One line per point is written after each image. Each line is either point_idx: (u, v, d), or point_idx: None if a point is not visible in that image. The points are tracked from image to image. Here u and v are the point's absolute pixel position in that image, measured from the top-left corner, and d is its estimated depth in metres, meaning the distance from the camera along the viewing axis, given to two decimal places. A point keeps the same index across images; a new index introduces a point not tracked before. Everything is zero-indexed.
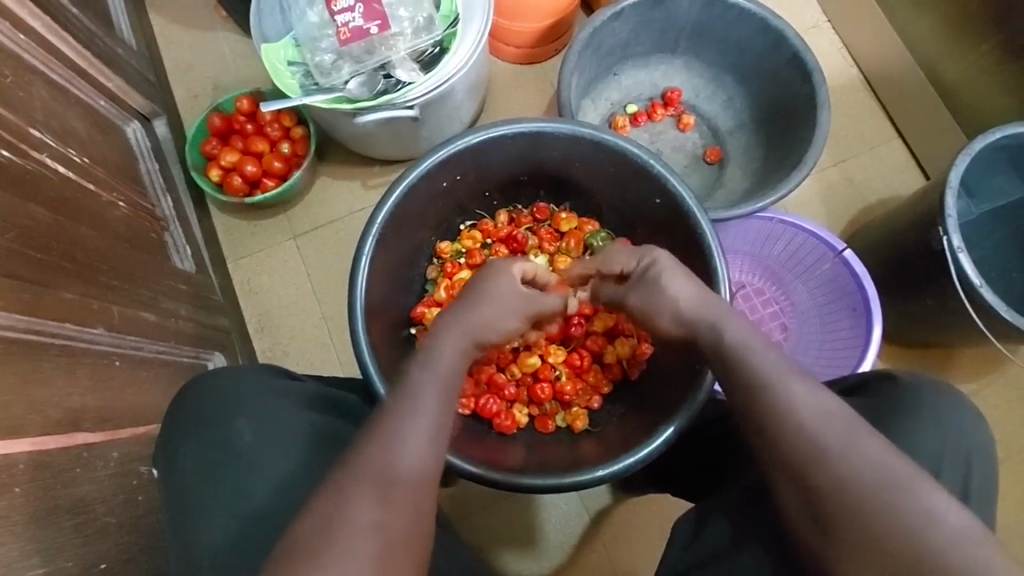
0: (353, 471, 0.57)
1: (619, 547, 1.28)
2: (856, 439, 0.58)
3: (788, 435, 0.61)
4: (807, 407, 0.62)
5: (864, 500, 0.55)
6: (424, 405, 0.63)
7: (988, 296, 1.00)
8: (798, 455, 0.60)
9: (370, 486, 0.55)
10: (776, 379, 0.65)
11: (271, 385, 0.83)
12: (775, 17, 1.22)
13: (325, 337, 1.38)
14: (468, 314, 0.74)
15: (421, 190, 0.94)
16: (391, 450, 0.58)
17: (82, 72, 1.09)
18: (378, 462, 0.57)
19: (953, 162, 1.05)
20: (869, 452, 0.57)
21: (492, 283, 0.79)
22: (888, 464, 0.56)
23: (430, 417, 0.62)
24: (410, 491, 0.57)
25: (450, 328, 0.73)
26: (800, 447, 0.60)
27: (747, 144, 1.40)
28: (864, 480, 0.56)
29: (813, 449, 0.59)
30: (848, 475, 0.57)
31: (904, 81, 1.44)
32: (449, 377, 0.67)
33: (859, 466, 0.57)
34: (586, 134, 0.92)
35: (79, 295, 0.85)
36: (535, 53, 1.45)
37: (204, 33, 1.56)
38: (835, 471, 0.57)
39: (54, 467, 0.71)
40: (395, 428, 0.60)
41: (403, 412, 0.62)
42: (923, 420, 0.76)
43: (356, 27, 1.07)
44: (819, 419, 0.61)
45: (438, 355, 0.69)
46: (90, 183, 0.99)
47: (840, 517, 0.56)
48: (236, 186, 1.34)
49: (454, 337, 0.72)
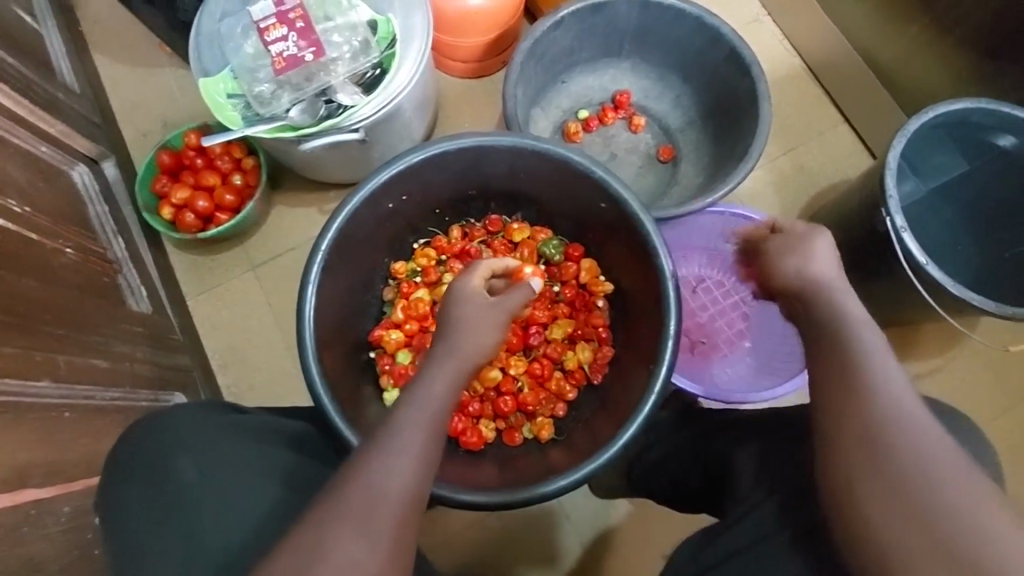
0: (338, 506, 0.56)
1: (603, 553, 1.27)
2: (929, 427, 0.57)
3: (853, 411, 0.60)
4: (877, 389, 0.60)
5: (924, 485, 0.54)
6: (408, 440, 0.60)
7: (935, 273, 1.02)
8: (862, 432, 0.59)
9: (350, 521, 0.55)
10: (869, 352, 0.63)
11: (223, 422, 0.82)
12: (710, 15, 1.24)
13: (292, 367, 1.36)
14: (457, 345, 0.69)
15: (366, 214, 0.93)
16: (377, 478, 0.58)
17: (21, 119, 1.08)
18: (362, 498, 0.56)
19: (890, 143, 1.07)
20: (929, 438, 0.56)
21: (459, 308, 0.73)
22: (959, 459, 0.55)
23: (417, 445, 0.61)
24: (395, 524, 0.57)
25: (436, 364, 0.67)
26: (862, 420, 0.59)
27: (698, 140, 1.42)
28: (922, 462, 0.55)
29: (884, 425, 0.58)
30: (913, 459, 0.55)
31: (845, 68, 1.48)
32: (438, 410, 0.64)
33: (919, 447, 0.56)
34: (526, 145, 0.92)
35: (22, 347, 0.83)
36: (482, 67, 1.46)
37: (150, 69, 1.55)
38: (897, 449, 0.56)
39: (3, 527, 0.69)
40: (380, 459, 0.59)
41: (390, 442, 0.60)
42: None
43: (291, 55, 1.07)
44: (888, 403, 0.59)
45: (426, 388, 0.65)
46: (33, 232, 0.97)
47: (890, 499, 0.55)
48: (189, 223, 1.33)
49: (443, 370, 0.67)
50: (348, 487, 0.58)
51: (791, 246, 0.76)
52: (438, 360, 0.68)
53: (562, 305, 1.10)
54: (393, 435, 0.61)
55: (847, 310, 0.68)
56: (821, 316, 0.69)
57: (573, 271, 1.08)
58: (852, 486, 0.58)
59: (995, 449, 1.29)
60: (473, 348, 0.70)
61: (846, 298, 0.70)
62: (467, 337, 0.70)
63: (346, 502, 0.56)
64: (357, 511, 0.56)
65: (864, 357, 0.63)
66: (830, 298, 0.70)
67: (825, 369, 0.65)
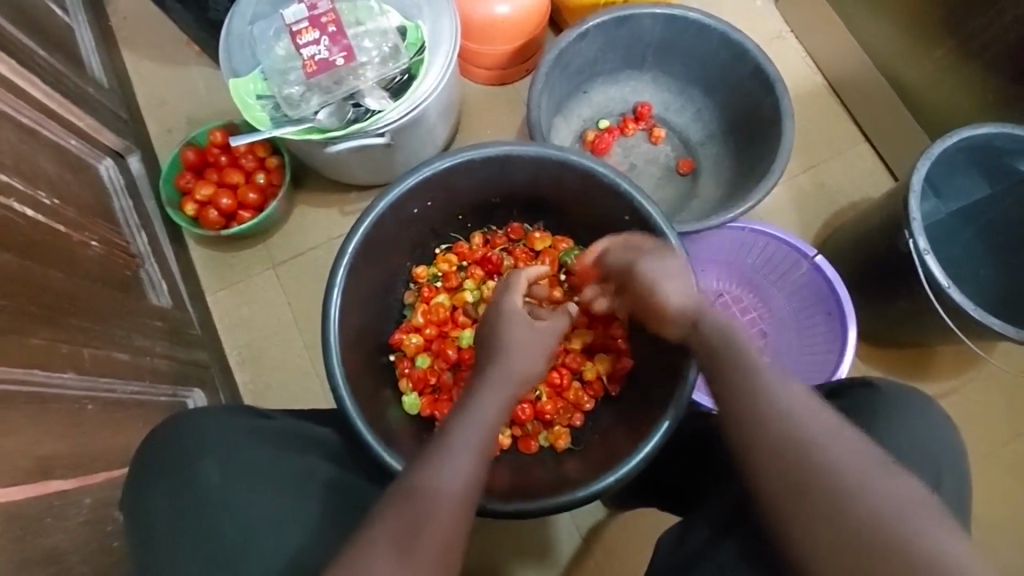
0: (390, 520, 0.59)
1: (611, 563, 1.25)
2: (836, 425, 0.60)
3: (766, 420, 0.61)
4: (778, 404, 0.62)
5: (846, 486, 0.55)
6: (460, 460, 0.64)
7: (956, 297, 1.01)
8: (778, 453, 0.59)
9: (405, 537, 0.57)
10: (762, 367, 0.66)
11: (246, 424, 0.82)
12: (735, 31, 1.25)
13: (307, 367, 1.37)
14: (506, 368, 0.75)
15: (392, 218, 0.94)
16: (430, 487, 0.61)
17: (50, 111, 1.09)
18: (413, 515, 0.59)
19: (914, 165, 1.07)
20: (839, 443, 0.58)
21: (508, 333, 0.79)
22: (867, 453, 0.57)
23: (470, 454, 0.65)
24: (448, 530, 0.59)
25: (489, 387, 0.73)
26: (774, 443, 0.60)
27: (718, 155, 1.42)
28: (836, 470, 0.56)
29: (797, 432, 0.59)
30: (832, 459, 0.57)
31: (868, 87, 1.48)
32: (490, 423, 0.69)
33: (830, 452, 0.57)
34: (552, 156, 0.93)
35: (47, 338, 0.84)
36: (506, 74, 1.47)
37: (178, 67, 1.56)
38: (812, 459, 0.57)
39: (26, 518, 0.69)
40: (432, 469, 0.63)
41: (447, 453, 0.65)
42: (881, 415, 0.79)
43: (322, 59, 1.09)
44: (791, 418, 0.60)
45: (480, 405, 0.70)
46: (61, 224, 0.99)
47: (820, 502, 0.55)
48: (212, 220, 1.34)
49: (494, 389, 0.73)
50: (396, 499, 0.61)
51: (658, 271, 0.80)
52: (490, 384, 0.73)
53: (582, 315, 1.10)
54: (449, 446, 0.65)
55: (736, 330, 0.72)
56: (715, 343, 0.71)
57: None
58: (783, 499, 0.57)
59: (1009, 473, 1.28)
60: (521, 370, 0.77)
61: (730, 320, 0.74)
62: (518, 361, 0.76)
63: (399, 518, 0.59)
64: (405, 522, 0.58)
65: (761, 369, 0.66)
66: (721, 321, 0.73)
67: (730, 390, 0.66)
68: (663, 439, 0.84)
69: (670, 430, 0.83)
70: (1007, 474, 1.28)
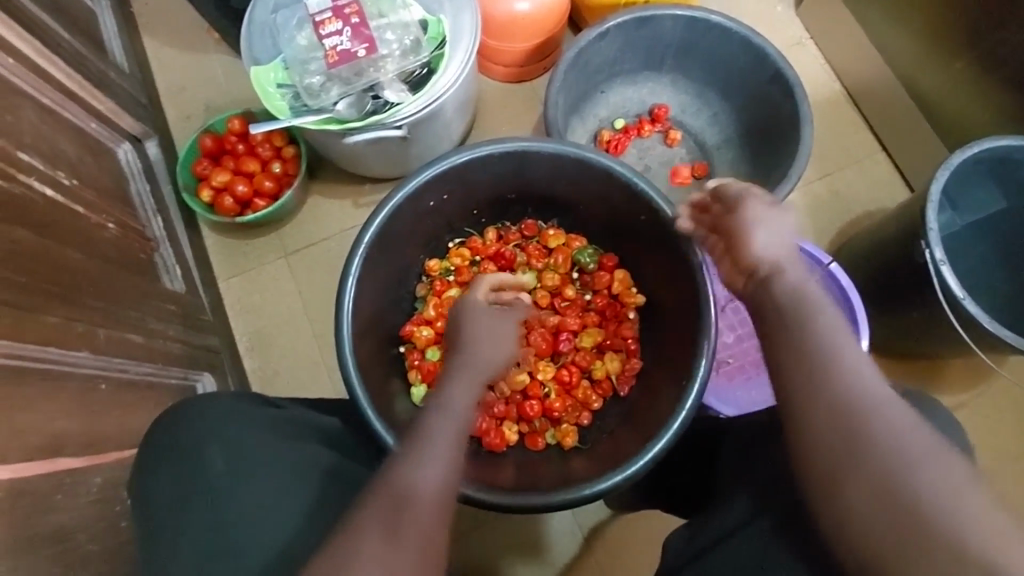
0: (371, 510, 0.59)
1: (613, 565, 1.25)
2: (892, 404, 0.58)
3: (817, 398, 0.60)
4: (828, 378, 0.60)
5: (889, 465, 0.54)
6: (435, 451, 0.63)
7: (971, 309, 1.01)
8: (825, 427, 0.58)
9: (384, 527, 0.57)
10: (819, 333, 0.63)
11: (255, 413, 0.83)
12: (756, 35, 1.25)
13: (315, 356, 1.38)
14: (475, 356, 0.74)
15: (408, 210, 0.94)
16: (407, 481, 0.60)
17: (72, 94, 1.10)
18: (392, 505, 0.59)
19: (933, 176, 1.06)
20: (886, 421, 0.56)
21: (468, 327, 0.77)
22: (915, 433, 0.55)
23: (444, 445, 0.63)
24: (428, 525, 0.59)
25: (457, 377, 0.70)
26: (821, 417, 0.59)
27: (734, 159, 1.42)
28: (880, 448, 0.55)
29: (846, 408, 0.58)
30: (884, 441, 0.55)
31: (886, 96, 1.47)
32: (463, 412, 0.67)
33: (875, 429, 0.56)
34: (570, 153, 0.93)
35: (63, 318, 0.84)
36: (524, 72, 1.47)
37: (197, 54, 1.57)
38: (857, 436, 0.56)
39: (38, 494, 0.70)
40: (409, 463, 0.62)
41: (422, 445, 0.63)
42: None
43: (344, 49, 1.09)
44: (841, 393, 0.59)
45: (451, 393, 0.69)
46: (78, 205, 0.99)
47: (865, 484, 0.55)
48: (227, 207, 1.35)
49: (465, 377, 0.71)
50: (377, 492, 0.60)
51: (759, 218, 0.73)
52: (458, 371, 0.71)
53: (592, 314, 1.11)
54: (423, 438, 0.64)
55: (807, 293, 0.67)
56: (787, 301, 0.66)
57: (607, 280, 1.09)
58: (828, 478, 0.57)
59: (1018, 489, 1.27)
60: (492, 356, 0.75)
61: (806, 281, 0.68)
62: (485, 347, 0.74)
63: (378, 508, 0.59)
64: (389, 514, 0.58)
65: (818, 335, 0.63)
66: (796, 281, 0.68)
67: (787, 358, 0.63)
68: (673, 439, 0.84)
69: (680, 430, 0.83)
70: (1016, 489, 1.27)
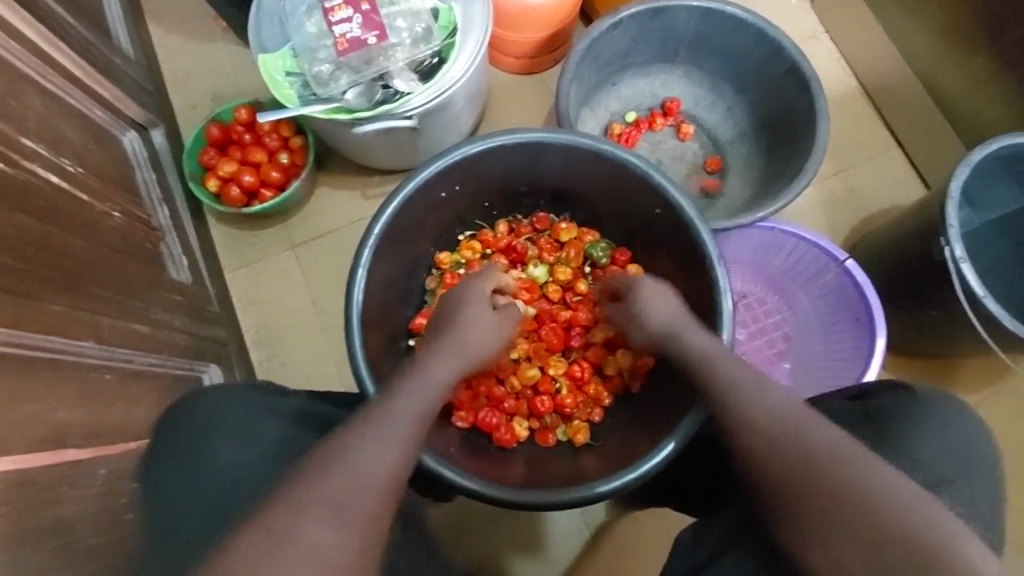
0: (317, 481, 0.56)
1: (619, 564, 1.23)
2: (842, 439, 0.63)
3: (776, 435, 0.65)
4: (803, 431, 0.64)
5: (872, 510, 0.58)
6: (400, 430, 0.63)
7: (991, 306, 0.99)
8: (810, 479, 0.61)
9: (327, 501, 0.55)
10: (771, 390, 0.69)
11: (264, 403, 0.81)
12: (772, 27, 1.22)
13: (322, 349, 1.37)
14: (457, 340, 0.78)
15: (419, 200, 0.93)
16: (364, 457, 0.59)
17: (76, 79, 1.08)
18: (346, 480, 0.57)
19: (953, 172, 1.04)
20: (861, 470, 0.60)
21: (462, 310, 0.83)
22: (886, 476, 0.60)
23: (408, 423, 0.65)
24: (372, 507, 0.57)
25: (442, 353, 0.76)
26: (803, 469, 0.62)
27: (747, 154, 1.39)
28: (863, 495, 0.59)
29: (824, 457, 0.62)
30: (861, 488, 0.59)
31: (902, 91, 1.44)
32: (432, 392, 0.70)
33: (855, 477, 0.60)
34: (585, 144, 0.91)
35: (66, 307, 0.83)
36: (534, 63, 1.45)
37: (203, 42, 1.56)
38: (839, 484, 0.60)
39: (40, 485, 0.69)
40: (366, 438, 0.61)
41: (384, 420, 0.64)
42: (903, 421, 0.78)
43: (354, 37, 1.07)
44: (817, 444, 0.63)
45: (427, 371, 0.72)
46: (84, 193, 0.98)
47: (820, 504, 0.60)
48: (233, 197, 1.34)
49: (440, 356, 0.75)
50: (328, 466, 0.58)
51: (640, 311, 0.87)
52: (435, 353, 0.76)
53: None
54: (389, 414, 0.65)
55: (718, 359, 0.76)
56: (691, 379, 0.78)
57: (585, 317, 1.06)
58: (792, 496, 0.62)
59: None
60: (472, 341, 0.80)
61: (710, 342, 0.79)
62: (468, 334, 0.80)
63: (327, 482, 0.56)
64: (333, 494, 0.56)
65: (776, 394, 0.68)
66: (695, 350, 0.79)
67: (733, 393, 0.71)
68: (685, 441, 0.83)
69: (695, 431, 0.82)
70: None
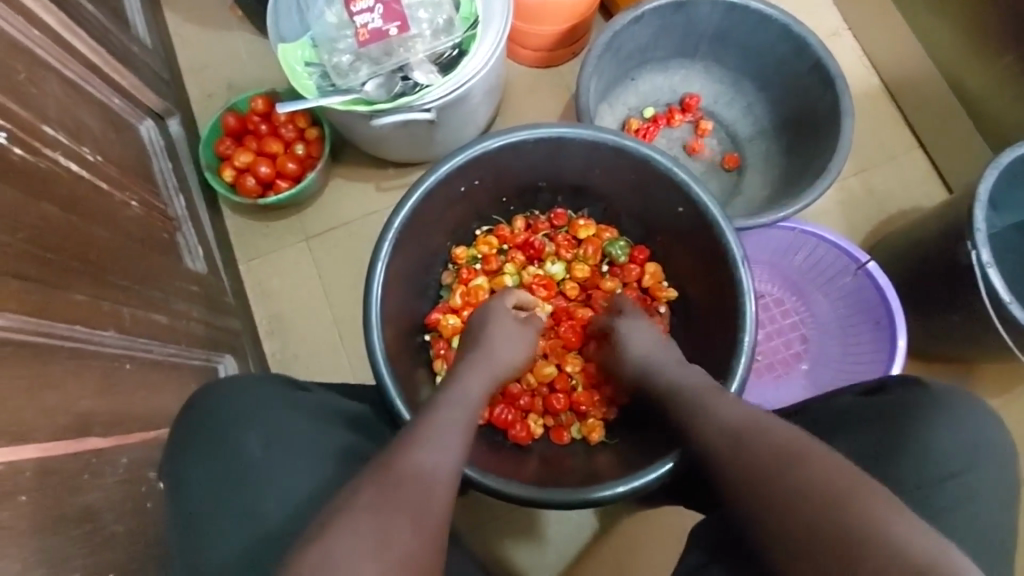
0: (375, 488, 0.57)
1: (628, 561, 1.21)
2: (805, 439, 0.63)
3: (741, 435, 0.67)
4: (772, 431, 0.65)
5: (833, 497, 0.56)
6: (449, 438, 0.65)
7: (1017, 311, 0.98)
8: (769, 473, 0.61)
9: (383, 506, 0.55)
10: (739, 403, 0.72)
11: (282, 394, 0.82)
12: (798, 23, 1.20)
13: (336, 340, 1.37)
14: (488, 354, 0.80)
15: (439, 194, 0.92)
16: (410, 467, 0.60)
17: (96, 67, 1.08)
18: (402, 485, 0.58)
19: (981, 174, 1.02)
20: (824, 463, 0.59)
21: (493, 325, 0.85)
22: (848, 469, 0.59)
23: (451, 432, 0.66)
24: (428, 517, 0.57)
25: (475, 366, 0.78)
26: (762, 463, 0.63)
27: (767, 152, 1.38)
28: (818, 485, 0.57)
29: (782, 453, 0.62)
30: (818, 479, 0.58)
31: (927, 90, 1.41)
32: (470, 402, 0.72)
33: (813, 469, 0.59)
34: (608, 140, 0.90)
35: (89, 295, 0.83)
36: (553, 57, 1.43)
37: (219, 31, 1.55)
38: (798, 478, 0.59)
39: (64, 474, 0.69)
40: (410, 451, 0.62)
41: (426, 433, 0.64)
42: (934, 424, 0.77)
43: (375, 28, 1.06)
44: (780, 440, 0.63)
45: (461, 383, 0.74)
46: (103, 182, 0.98)
47: (807, 524, 0.56)
48: (249, 187, 1.34)
49: (473, 369, 0.77)
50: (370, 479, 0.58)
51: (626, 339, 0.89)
52: (467, 366, 0.77)
53: None
54: (430, 427, 0.66)
55: (692, 387, 0.77)
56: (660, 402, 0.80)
57: (574, 334, 1.04)
58: (774, 517, 0.59)
59: None
60: (503, 355, 0.82)
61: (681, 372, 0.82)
62: (498, 347, 0.82)
63: (378, 485, 0.57)
64: (380, 497, 0.56)
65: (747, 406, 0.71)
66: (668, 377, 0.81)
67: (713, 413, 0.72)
68: None
69: None
70: None
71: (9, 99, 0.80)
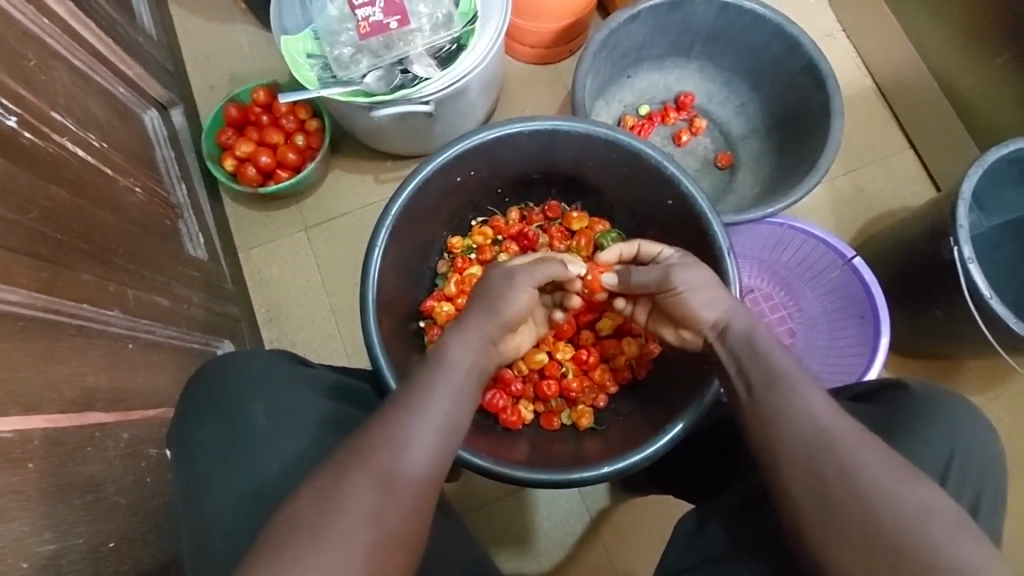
0: (362, 465, 0.60)
1: (620, 548, 1.26)
2: (849, 429, 0.64)
3: (774, 414, 0.68)
4: (814, 418, 0.66)
5: (865, 495, 0.60)
6: (434, 410, 0.66)
7: (998, 308, 1.00)
8: (806, 457, 0.64)
9: (381, 489, 0.59)
10: (786, 375, 0.70)
11: (283, 369, 0.84)
12: (790, 24, 1.23)
13: (333, 329, 1.39)
14: (486, 316, 0.76)
15: (434, 184, 0.94)
16: (390, 463, 0.61)
17: (103, 57, 1.10)
18: (388, 466, 0.61)
19: (966, 173, 1.05)
20: (868, 458, 0.62)
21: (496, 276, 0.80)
22: (886, 464, 0.61)
23: (439, 420, 0.66)
24: (413, 508, 0.60)
25: (469, 329, 0.75)
26: (800, 448, 0.65)
27: (758, 151, 1.40)
28: (853, 479, 0.61)
29: (821, 440, 0.64)
30: (851, 475, 0.61)
31: (917, 91, 1.44)
32: (458, 373, 0.70)
33: (851, 463, 0.62)
34: (600, 133, 0.93)
35: (95, 276, 0.85)
36: (550, 54, 1.46)
37: (223, 24, 1.57)
38: (837, 466, 0.62)
39: (69, 445, 0.71)
40: (396, 444, 0.62)
41: (404, 418, 0.64)
42: (921, 430, 0.77)
43: (376, 21, 1.09)
44: (822, 429, 0.65)
45: (451, 354, 0.72)
46: (108, 168, 1.00)
47: (847, 519, 0.59)
48: (250, 177, 1.36)
49: (465, 333, 0.75)
50: (354, 472, 0.60)
51: (690, 284, 0.80)
52: (459, 332, 0.75)
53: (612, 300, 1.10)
54: (408, 410, 0.65)
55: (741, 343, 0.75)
56: (737, 350, 0.75)
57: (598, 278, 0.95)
58: (813, 509, 0.62)
59: None
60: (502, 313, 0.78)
61: (755, 323, 0.77)
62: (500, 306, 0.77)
63: (375, 462, 0.61)
64: (376, 476, 0.60)
65: (787, 376, 0.70)
66: (745, 327, 0.76)
67: (759, 393, 0.70)
68: (700, 414, 0.85)
69: (711, 401, 0.84)
70: None
71: (20, 85, 0.83)
